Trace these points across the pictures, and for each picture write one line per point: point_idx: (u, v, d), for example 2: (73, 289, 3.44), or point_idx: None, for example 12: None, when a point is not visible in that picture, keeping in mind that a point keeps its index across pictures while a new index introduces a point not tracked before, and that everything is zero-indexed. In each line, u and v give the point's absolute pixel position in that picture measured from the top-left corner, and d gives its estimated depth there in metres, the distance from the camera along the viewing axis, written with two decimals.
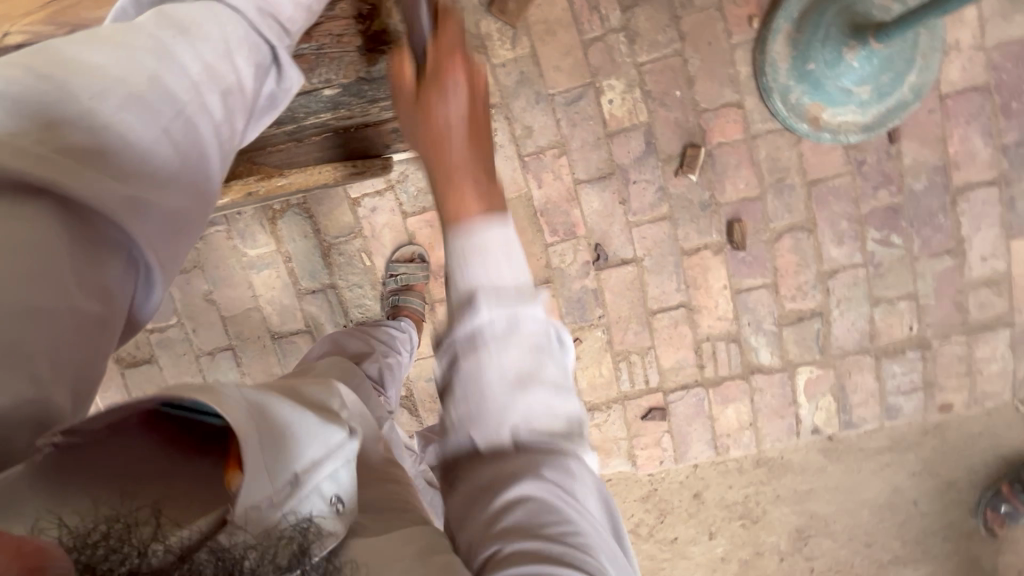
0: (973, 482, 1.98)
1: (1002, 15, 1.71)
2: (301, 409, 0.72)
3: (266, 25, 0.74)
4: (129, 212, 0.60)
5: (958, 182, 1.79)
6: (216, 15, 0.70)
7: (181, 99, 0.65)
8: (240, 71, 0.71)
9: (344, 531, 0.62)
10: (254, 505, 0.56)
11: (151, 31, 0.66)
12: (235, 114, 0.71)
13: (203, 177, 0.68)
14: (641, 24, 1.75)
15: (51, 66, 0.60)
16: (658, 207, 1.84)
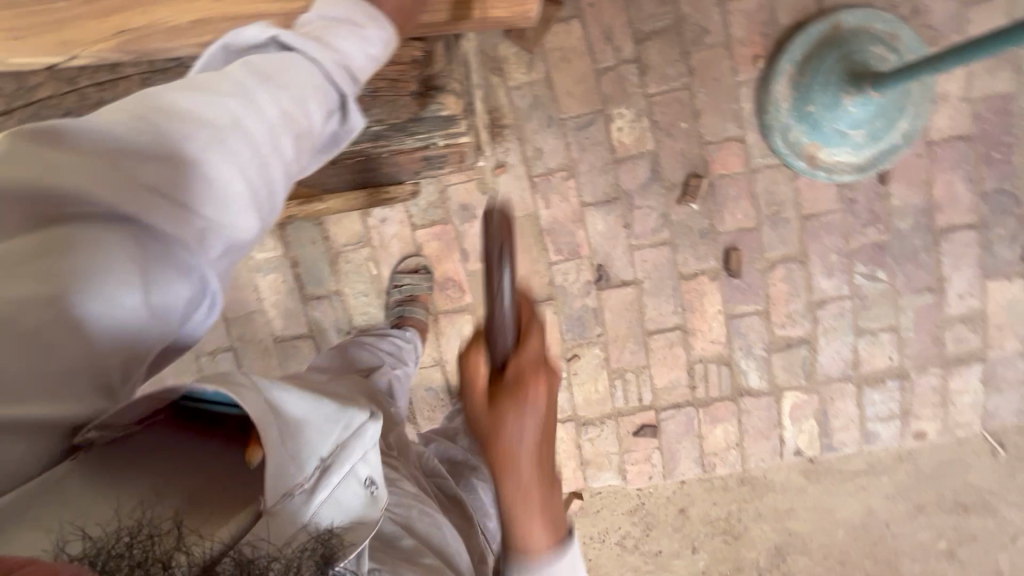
0: (942, 508, 2.08)
1: (988, 71, 1.82)
2: (342, 433, 0.77)
3: (340, 74, 0.76)
4: (196, 245, 0.64)
5: (940, 224, 1.90)
6: (294, 63, 0.73)
7: (256, 140, 0.67)
8: (311, 117, 0.72)
9: (370, 521, 0.75)
10: (283, 491, 0.68)
11: (235, 76, 0.69)
12: (303, 154, 0.73)
13: (270, 211, 0.71)
14: (652, 57, 1.82)
15: (144, 106, 0.65)
16: (660, 233, 1.91)
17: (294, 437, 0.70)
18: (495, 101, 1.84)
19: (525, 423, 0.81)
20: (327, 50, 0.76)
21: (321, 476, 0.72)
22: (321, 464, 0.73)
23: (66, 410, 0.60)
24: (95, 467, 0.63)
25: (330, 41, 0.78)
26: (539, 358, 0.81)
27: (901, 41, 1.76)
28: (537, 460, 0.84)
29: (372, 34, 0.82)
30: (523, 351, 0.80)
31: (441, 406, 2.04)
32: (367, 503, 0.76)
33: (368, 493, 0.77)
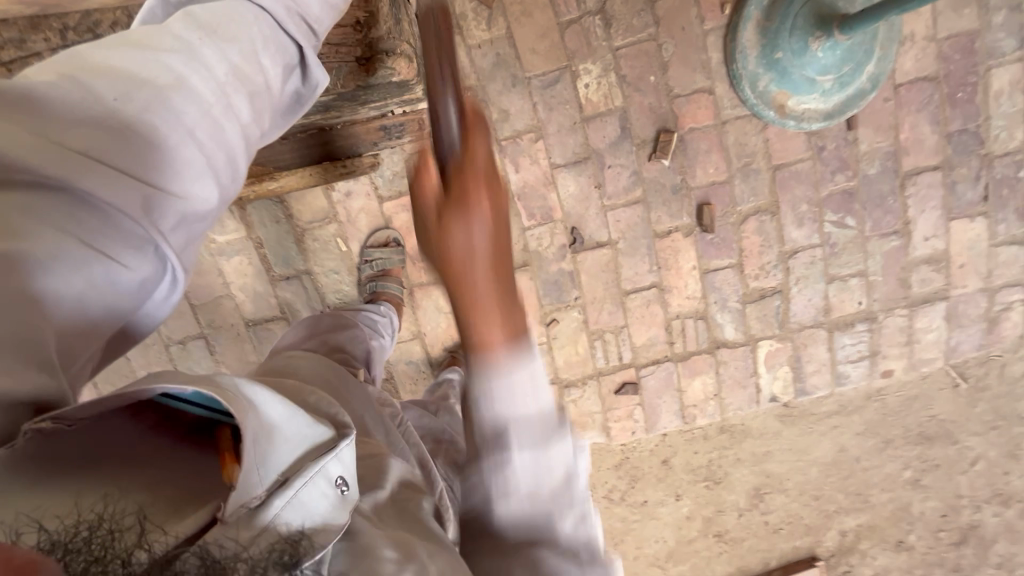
0: (907, 440, 2.20)
1: (953, 8, 1.81)
2: (306, 443, 0.69)
3: (297, 30, 0.78)
4: (147, 214, 0.64)
5: (907, 167, 1.91)
6: (244, 14, 0.74)
7: (205, 98, 0.68)
8: (266, 73, 0.74)
9: (335, 525, 0.65)
10: (244, 501, 0.61)
11: (178, 33, 0.69)
12: (260, 115, 0.75)
13: (229, 180, 0.72)
14: (617, 7, 1.75)
15: (78, 66, 0.64)
16: (632, 191, 1.89)
17: (263, 442, 0.64)
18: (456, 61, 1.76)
19: (474, 233, 0.71)
20: None
21: (284, 481, 0.65)
22: (283, 476, 0.65)
23: (0, 389, 0.55)
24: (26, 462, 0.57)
25: None
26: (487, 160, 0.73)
27: None
28: (496, 283, 0.72)
29: None
30: (467, 160, 0.72)
31: (423, 379, 2.03)
32: (336, 507, 0.67)
33: (338, 495, 0.68)
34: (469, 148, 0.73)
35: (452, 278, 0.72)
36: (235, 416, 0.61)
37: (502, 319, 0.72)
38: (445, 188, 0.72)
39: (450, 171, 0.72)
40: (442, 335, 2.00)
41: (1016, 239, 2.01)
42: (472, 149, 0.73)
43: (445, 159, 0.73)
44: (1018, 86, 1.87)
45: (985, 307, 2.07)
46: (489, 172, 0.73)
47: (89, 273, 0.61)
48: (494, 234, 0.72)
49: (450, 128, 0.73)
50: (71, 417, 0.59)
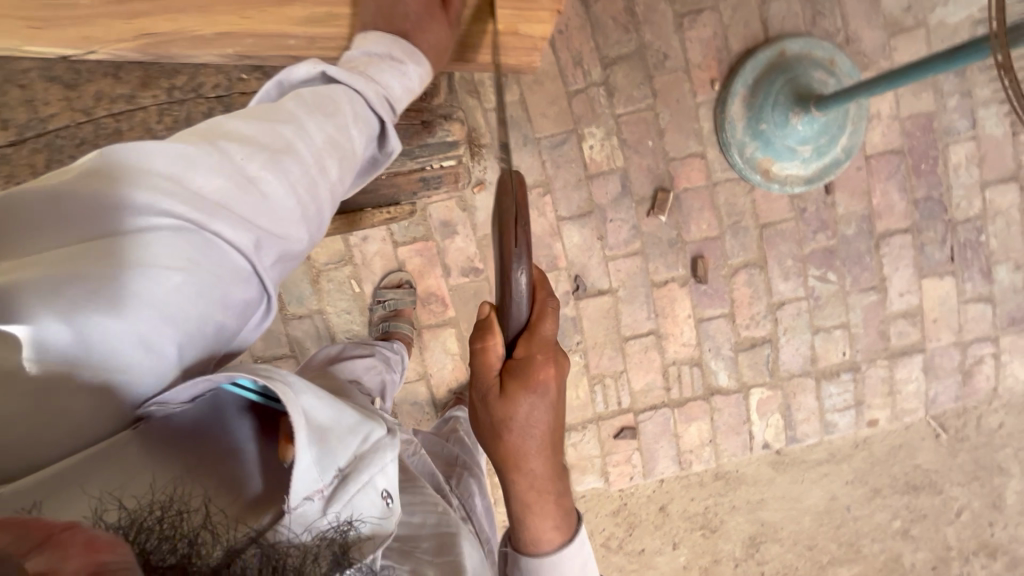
0: (895, 489, 2.27)
1: (912, 92, 2.05)
2: (360, 445, 0.84)
3: (382, 108, 0.99)
4: (257, 251, 0.83)
5: (880, 229, 2.09)
6: (341, 96, 0.95)
7: (307, 162, 0.88)
8: (357, 140, 0.95)
9: (383, 533, 0.80)
10: (305, 496, 0.74)
11: (291, 110, 0.90)
12: (348, 172, 0.95)
13: (315, 223, 0.93)
14: (619, 80, 1.95)
15: (220, 133, 0.85)
16: (632, 243, 2.02)
17: (320, 440, 0.78)
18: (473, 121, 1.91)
19: (535, 406, 0.96)
20: (369, 84, 0.99)
21: (341, 485, 0.78)
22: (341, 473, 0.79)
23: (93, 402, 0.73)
24: (145, 446, 0.75)
25: (377, 77, 1.02)
26: (548, 338, 0.96)
27: (839, 66, 1.95)
28: (547, 458, 1.01)
29: (409, 72, 1.08)
30: (537, 334, 0.95)
31: (427, 420, 2.06)
32: (382, 512, 0.82)
33: (384, 503, 0.82)
34: (537, 334, 0.95)
35: (512, 453, 1.00)
36: (288, 407, 0.74)
37: (548, 512, 1.03)
38: (509, 376, 0.95)
39: (520, 376, 0.94)
40: (448, 376, 2.06)
41: (982, 297, 2.18)
42: (539, 334, 0.95)
43: (518, 263, 0.87)
44: (973, 160, 2.09)
45: (959, 360, 2.21)
46: (547, 346, 0.96)
47: (211, 296, 0.79)
48: (554, 403, 0.98)
49: (521, 310, 0.91)
50: (173, 400, 0.77)
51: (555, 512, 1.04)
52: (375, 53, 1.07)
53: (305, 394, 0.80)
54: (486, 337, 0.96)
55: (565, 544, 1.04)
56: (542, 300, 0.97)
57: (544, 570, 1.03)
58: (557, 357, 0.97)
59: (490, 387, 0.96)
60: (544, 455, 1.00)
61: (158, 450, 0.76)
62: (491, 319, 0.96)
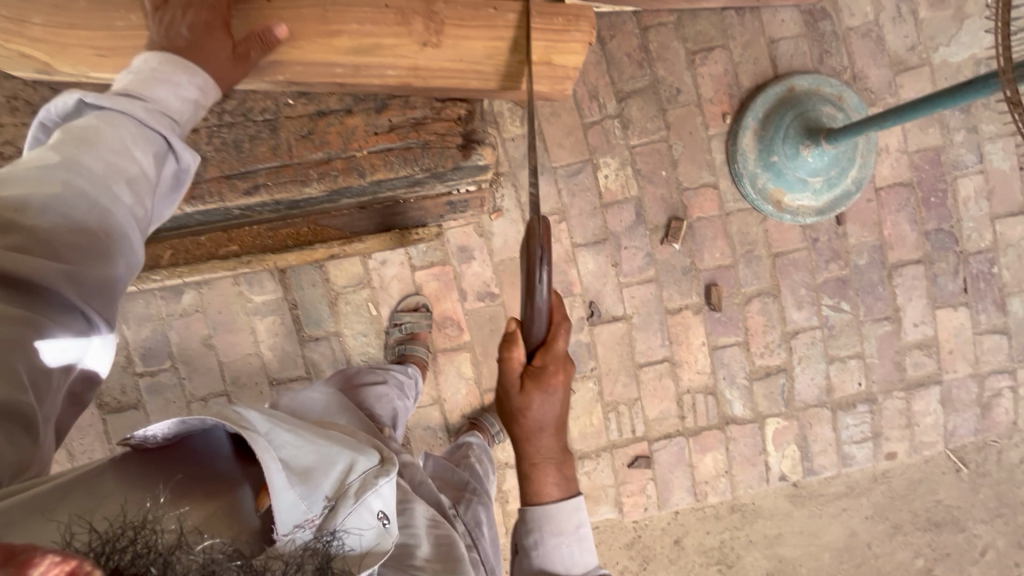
0: (916, 525, 2.21)
1: (919, 128, 2.10)
2: (347, 475, 0.93)
3: (160, 121, 0.94)
4: (70, 285, 0.80)
5: (892, 260, 2.11)
6: (113, 123, 0.90)
7: (90, 193, 0.84)
8: (140, 162, 0.90)
9: (381, 549, 0.90)
10: (297, 524, 0.83)
11: (62, 143, 0.86)
12: (144, 197, 0.90)
13: (131, 249, 0.88)
14: (633, 113, 2.01)
15: (33, 171, 0.82)
16: (646, 270, 2.05)
17: (302, 479, 0.88)
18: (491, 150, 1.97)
19: (549, 403, 1.00)
20: (134, 102, 0.93)
21: (332, 512, 0.88)
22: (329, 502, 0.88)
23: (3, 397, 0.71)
24: (118, 477, 0.80)
25: (144, 92, 0.95)
26: (562, 353, 0.98)
27: (847, 102, 2.01)
28: (557, 437, 1.04)
29: (185, 81, 1.00)
30: (552, 346, 0.97)
31: (440, 445, 2.05)
32: (377, 530, 0.91)
33: (380, 523, 0.92)
34: (551, 348, 0.97)
35: (522, 443, 1.05)
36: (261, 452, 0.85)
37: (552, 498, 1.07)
38: (526, 381, 0.98)
39: (534, 382, 0.97)
40: (461, 401, 2.05)
41: (997, 328, 2.17)
42: (553, 348, 0.97)
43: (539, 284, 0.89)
44: (982, 193, 2.13)
45: (977, 393, 2.19)
46: (561, 360, 0.98)
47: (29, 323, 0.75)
48: (563, 406, 1.02)
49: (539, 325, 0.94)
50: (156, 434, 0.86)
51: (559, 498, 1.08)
52: (146, 68, 0.98)
53: (282, 441, 0.91)
54: (508, 348, 0.98)
55: (567, 527, 1.05)
56: (556, 317, 0.98)
57: (545, 521, 1.05)
58: (569, 367, 1.00)
59: (509, 385, 0.99)
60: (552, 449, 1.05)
61: (133, 478, 0.81)
62: (511, 327, 0.98)
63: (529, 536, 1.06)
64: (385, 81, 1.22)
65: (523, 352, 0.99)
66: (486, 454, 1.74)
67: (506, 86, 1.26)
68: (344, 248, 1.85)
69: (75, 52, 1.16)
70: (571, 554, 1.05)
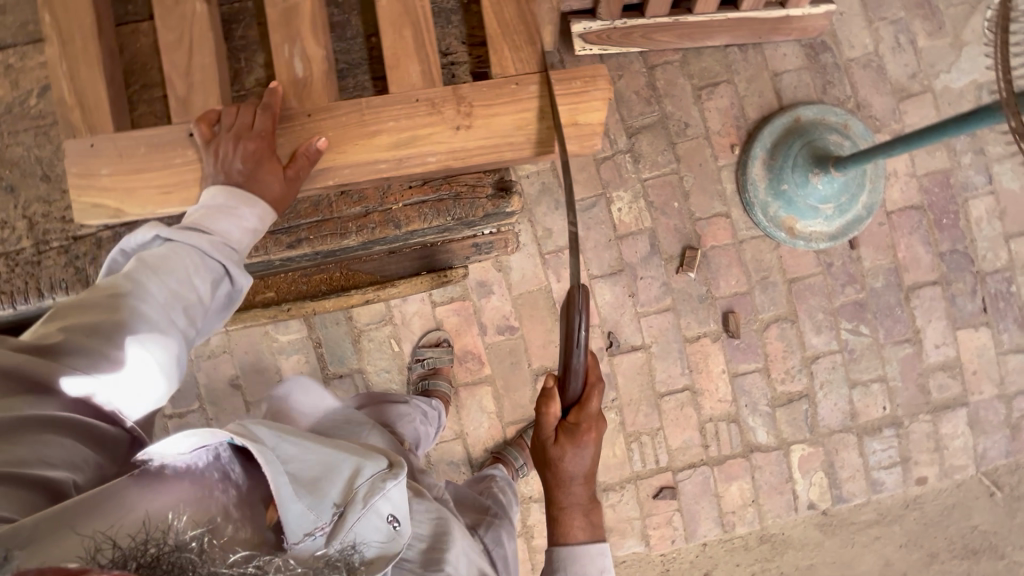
0: (952, 553, 2.16)
1: (926, 151, 2.14)
2: (357, 481, 0.96)
3: (217, 251, 1.04)
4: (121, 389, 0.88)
5: (908, 282, 2.12)
6: (180, 254, 1.00)
7: (156, 318, 0.93)
8: (199, 289, 1.00)
9: (389, 553, 0.95)
10: (308, 531, 0.88)
11: (132, 271, 0.95)
12: (198, 319, 1.00)
13: (176, 366, 0.97)
14: (644, 147, 2.08)
15: (108, 295, 0.91)
16: (663, 300, 2.07)
17: (311, 490, 0.91)
18: None
19: (584, 454, 1.01)
20: (202, 235, 1.04)
21: (341, 518, 0.91)
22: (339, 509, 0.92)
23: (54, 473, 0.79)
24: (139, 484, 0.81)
25: (207, 225, 1.07)
26: (598, 410, 0.98)
27: (852, 129, 2.05)
28: (588, 482, 1.07)
29: (247, 213, 1.12)
30: (588, 403, 0.97)
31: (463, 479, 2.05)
32: (387, 533, 0.96)
33: (390, 526, 0.97)
34: (587, 406, 0.97)
35: (554, 484, 1.07)
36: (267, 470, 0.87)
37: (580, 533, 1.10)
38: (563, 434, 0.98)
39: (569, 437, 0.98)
40: (484, 435, 2.06)
41: (1021, 348, 2.16)
42: (588, 406, 0.97)
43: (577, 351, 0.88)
44: (994, 214, 2.14)
45: (1005, 414, 2.16)
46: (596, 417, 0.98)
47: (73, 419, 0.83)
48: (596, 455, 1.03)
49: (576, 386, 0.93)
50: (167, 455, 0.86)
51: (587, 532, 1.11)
52: (213, 202, 1.12)
53: (290, 452, 0.93)
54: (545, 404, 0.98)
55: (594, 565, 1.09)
56: (592, 376, 0.98)
57: (572, 561, 1.08)
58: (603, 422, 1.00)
59: (545, 436, 1.00)
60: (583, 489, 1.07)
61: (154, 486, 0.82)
62: (548, 382, 0.98)
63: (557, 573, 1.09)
64: (427, 167, 1.27)
65: (560, 408, 0.99)
66: (510, 487, 1.71)
67: (540, 151, 1.28)
68: (377, 293, 1.91)
69: (142, 193, 1.26)
70: None
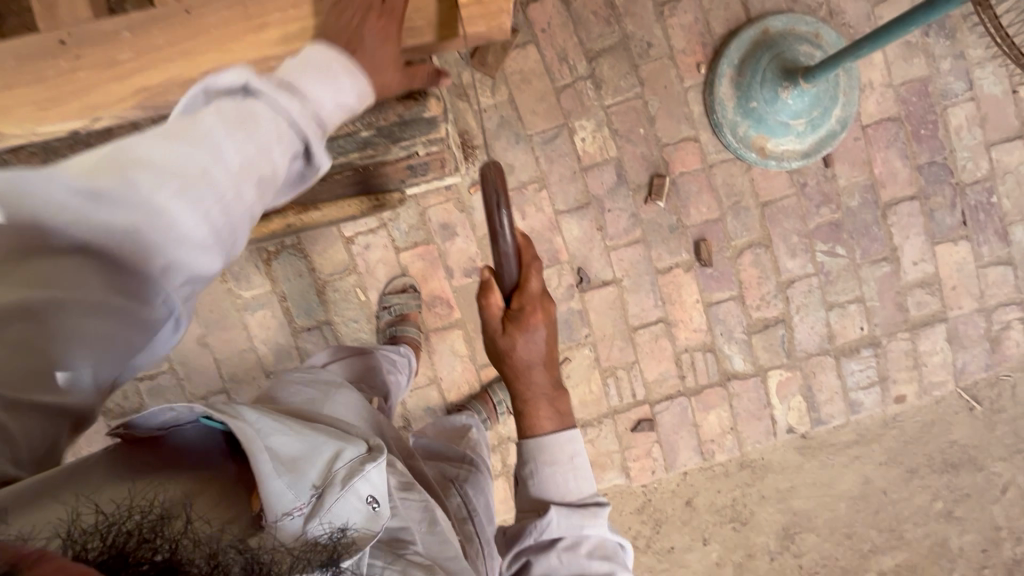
0: (932, 468, 2.17)
1: (903, 59, 2.03)
2: (336, 464, 0.88)
3: (309, 125, 0.82)
4: (151, 286, 0.78)
5: (885, 198, 2.06)
6: (262, 114, 0.79)
7: (221, 191, 0.77)
8: (275, 162, 0.81)
9: (369, 533, 0.82)
10: (286, 510, 0.78)
11: (206, 128, 0.77)
12: (263, 198, 0.83)
13: (228, 246, 0.83)
14: (605, 72, 1.97)
15: (116, 162, 0.73)
16: (632, 232, 2.02)
17: (290, 471, 0.83)
18: (464, 124, 1.95)
19: (534, 342, 1.01)
20: (293, 99, 0.80)
21: (319, 498, 0.82)
22: (316, 491, 0.83)
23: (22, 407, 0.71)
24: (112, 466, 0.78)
25: (302, 87, 0.81)
26: (539, 292, 0.97)
27: (824, 39, 1.95)
28: (548, 374, 1.05)
29: (345, 78, 0.84)
30: (526, 286, 0.97)
31: None
32: (368, 517, 0.85)
33: (370, 509, 0.86)
34: (526, 289, 0.97)
35: (516, 382, 1.06)
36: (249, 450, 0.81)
37: (552, 418, 1.07)
38: (508, 322, 0.98)
39: (514, 321, 0.98)
40: (458, 379, 2.05)
41: (1001, 259, 2.11)
42: (528, 289, 0.97)
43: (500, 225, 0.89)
44: (975, 121, 2.05)
45: (985, 328, 2.13)
46: (538, 298, 0.98)
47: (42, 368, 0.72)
48: (549, 340, 1.02)
49: (510, 267, 0.94)
50: (138, 425, 0.84)
51: (556, 415, 1.08)
52: (311, 56, 0.83)
53: (273, 435, 0.88)
54: (487, 295, 0.99)
55: (560, 450, 1.05)
56: (527, 257, 0.98)
57: (538, 451, 1.05)
58: (549, 303, 1.00)
59: (493, 330, 1.00)
60: (547, 380, 1.06)
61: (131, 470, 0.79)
62: (485, 271, 0.99)
63: (525, 468, 1.06)
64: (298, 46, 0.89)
65: (502, 297, 0.99)
66: (483, 440, 1.69)
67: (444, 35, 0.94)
68: None
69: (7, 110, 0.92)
70: (567, 477, 1.04)
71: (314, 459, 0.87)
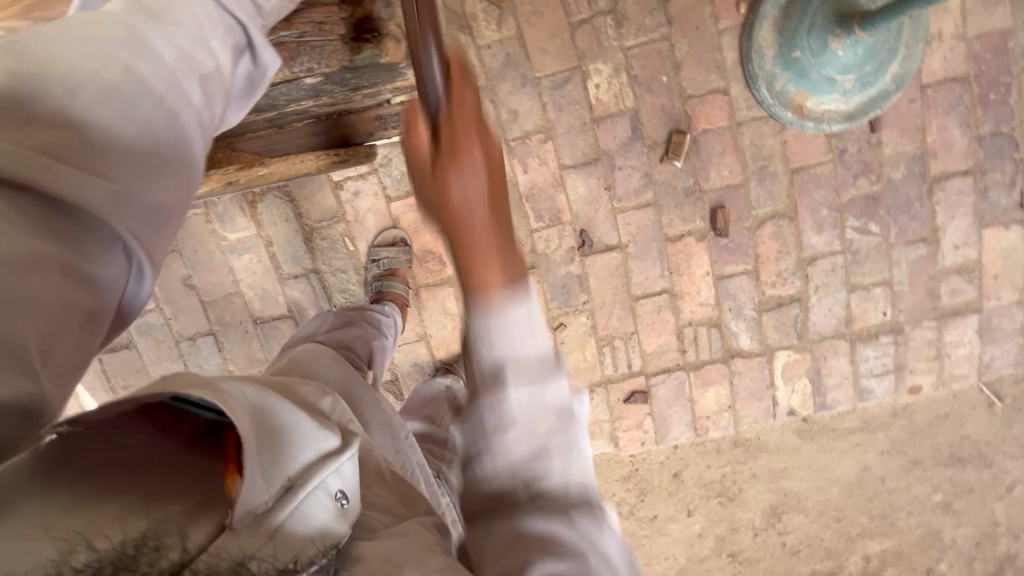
0: (937, 461, 2.06)
1: (984, 6, 1.73)
2: (316, 453, 0.62)
3: (239, 9, 0.75)
4: (112, 208, 0.59)
5: (935, 171, 1.82)
6: (189, 1, 0.71)
7: (161, 88, 0.65)
8: (216, 56, 0.72)
9: (337, 536, 0.58)
10: (250, 507, 0.54)
11: (124, 22, 0.66)
12: (213, 101, 0.72)
13: (182, 168, 0.67)
14: (629, 7, 1.73)
15: (16, 66, 0.58)
16: (643, 194, 1.84)
17: (269, 449, 0.57)
18: (465, 61, 1.75)
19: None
20: None
21: (286, 489, 0.57)
22: (290, 480, 0.58)
23: (6, 394, 0.48)
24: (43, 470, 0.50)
25: None
26: (475, 110, 0.69)
27: None
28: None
29: None
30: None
31: None
32: (335, 520, 0.59)
33: (338, 509, 0.60)
34: (455, 98, 0.69)
35: (450, 230, 0.70)
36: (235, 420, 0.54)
37: (499, 254, 0.68)
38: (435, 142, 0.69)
39: (437, 124, 0.68)
40: (448, 337, 1.98)
41: None
42: (458, 98, 0.69)
43: (428, 49, 0.66)
44: None
45: (1022, 321, 1.95)
46: (470, 116, 0.69)
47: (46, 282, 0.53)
48: (487, 172, 0.70)
49: (433, 79, 0.67)
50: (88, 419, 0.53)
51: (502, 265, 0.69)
52: None
53: (246, 394, 0.60)
54: (410, 133, 0.72)
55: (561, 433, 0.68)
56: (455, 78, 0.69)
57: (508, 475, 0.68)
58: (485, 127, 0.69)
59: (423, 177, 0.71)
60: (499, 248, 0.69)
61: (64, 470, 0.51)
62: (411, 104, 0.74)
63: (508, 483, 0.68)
64: None
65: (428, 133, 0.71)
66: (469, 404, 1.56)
67: None
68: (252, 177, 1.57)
69: None
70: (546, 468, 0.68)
71: (297, 442, 0.61)
